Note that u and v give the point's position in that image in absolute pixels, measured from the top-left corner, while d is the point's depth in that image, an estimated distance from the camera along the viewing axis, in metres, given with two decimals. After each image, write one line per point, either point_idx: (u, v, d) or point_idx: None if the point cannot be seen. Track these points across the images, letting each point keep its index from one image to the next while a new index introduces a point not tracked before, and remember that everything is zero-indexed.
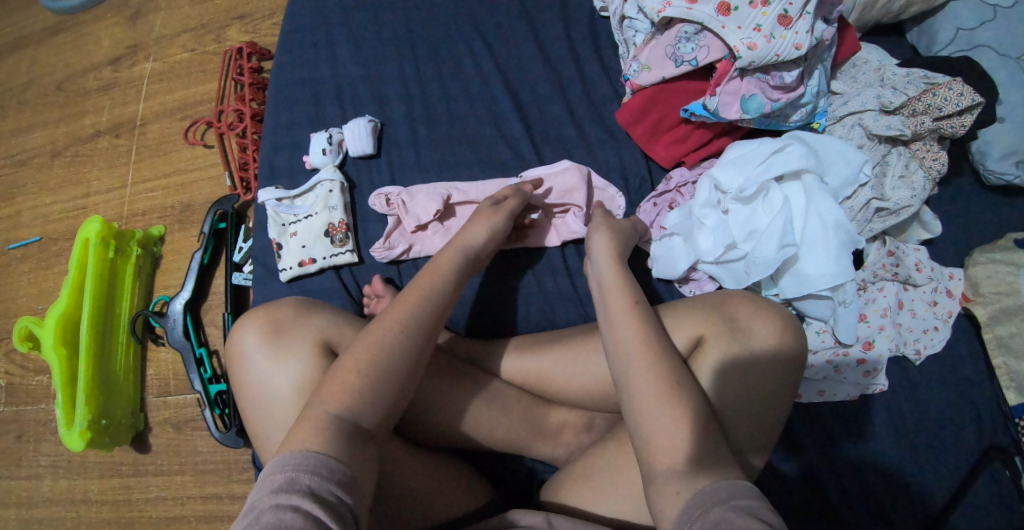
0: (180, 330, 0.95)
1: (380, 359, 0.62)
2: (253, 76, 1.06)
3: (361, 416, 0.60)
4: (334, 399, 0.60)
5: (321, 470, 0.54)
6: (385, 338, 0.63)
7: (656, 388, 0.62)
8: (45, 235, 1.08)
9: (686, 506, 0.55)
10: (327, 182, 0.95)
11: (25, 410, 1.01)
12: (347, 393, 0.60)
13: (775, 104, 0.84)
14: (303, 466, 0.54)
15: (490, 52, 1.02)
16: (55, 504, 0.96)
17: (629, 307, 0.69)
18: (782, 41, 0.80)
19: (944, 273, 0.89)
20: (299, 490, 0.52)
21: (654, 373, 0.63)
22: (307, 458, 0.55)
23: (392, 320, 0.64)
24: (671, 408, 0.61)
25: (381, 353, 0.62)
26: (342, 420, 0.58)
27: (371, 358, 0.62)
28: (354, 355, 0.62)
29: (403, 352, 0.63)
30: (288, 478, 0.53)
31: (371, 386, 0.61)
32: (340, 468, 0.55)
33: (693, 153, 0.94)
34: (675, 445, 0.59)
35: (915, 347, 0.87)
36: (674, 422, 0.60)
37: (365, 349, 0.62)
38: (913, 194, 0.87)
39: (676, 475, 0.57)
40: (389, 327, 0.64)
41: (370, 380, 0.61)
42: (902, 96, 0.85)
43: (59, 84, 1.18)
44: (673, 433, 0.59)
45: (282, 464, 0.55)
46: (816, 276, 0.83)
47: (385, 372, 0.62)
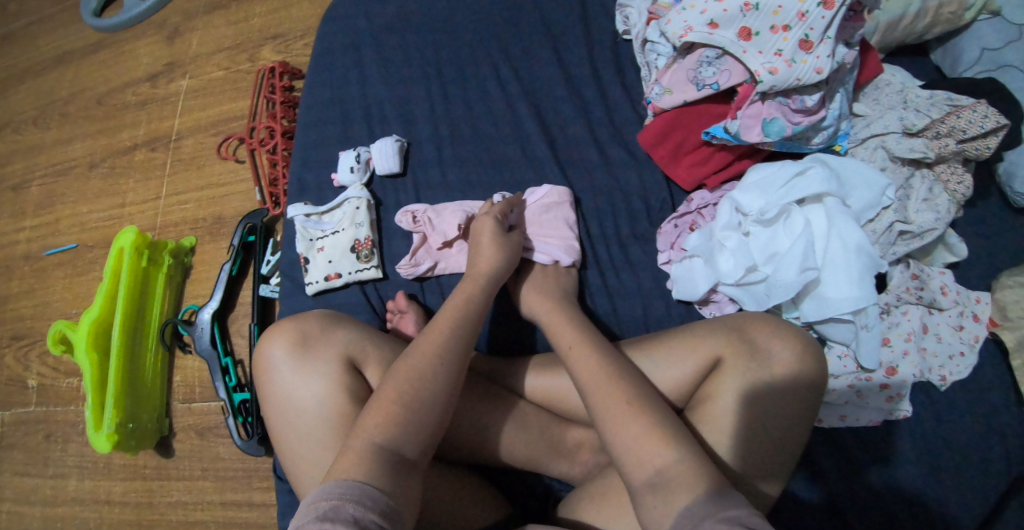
0: (208, 339, 0.98)
1: (418, 388, 0.68)
2: (284, 94, 1.10)
3: (403, 447, 0.65)
4: (375, 428, 0.65)
5: (365, 501, 0.59)
6: (420, 368, 0.69)
7: (621, 405, 0.66)
8: (82, 242, 1.12)
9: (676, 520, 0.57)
10: (354, 199, 0.97)
11: (55, 411, 1.03)
12: (391, 423, 0.66)
13: (796, 128, 0.85)
14: (347, 496, 0.59)
15: (513, 73, 1.04)
16: (79, 504, 0.98)
17: (569, 338, 0.75)
18: (802, 66, 0.81)
19: (970, 297, 0.88)
20: (344, 518, 0.56)
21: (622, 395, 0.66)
22: (351, 489, 0.59)
23: (427, 350, 0.71)
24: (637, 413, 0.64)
25: (417, 386, 0.68)
26: (387, 450, 0.64)
27: (409, 390, 0.67)
28: (393, 386, 0.68)
29: (433, 383, 0.69)
30: (332, 505, 0.57)
31: (406, 415, 0.66)
32: (384, 499, 0.60)
33: (714, 176, 0.95)
34: (632, 442, 0.63)
35: (940, 373, 0.86)
36: (632, 424, 0.64)
37: (400, 383, 0.68)
38: (938, 217, 0.86)
39: (649, 485, 0.60)
40: (420, 363, 0.70)
41: (405, 410, 0.66)
42: (925, 119, 0.85)
43: (101, 98, 1.23)
44: (636, 436, 0.63)
45: (327, 494, 0.59)
46: (838, 299, 0.83)
47: (422, 403, 0.67)
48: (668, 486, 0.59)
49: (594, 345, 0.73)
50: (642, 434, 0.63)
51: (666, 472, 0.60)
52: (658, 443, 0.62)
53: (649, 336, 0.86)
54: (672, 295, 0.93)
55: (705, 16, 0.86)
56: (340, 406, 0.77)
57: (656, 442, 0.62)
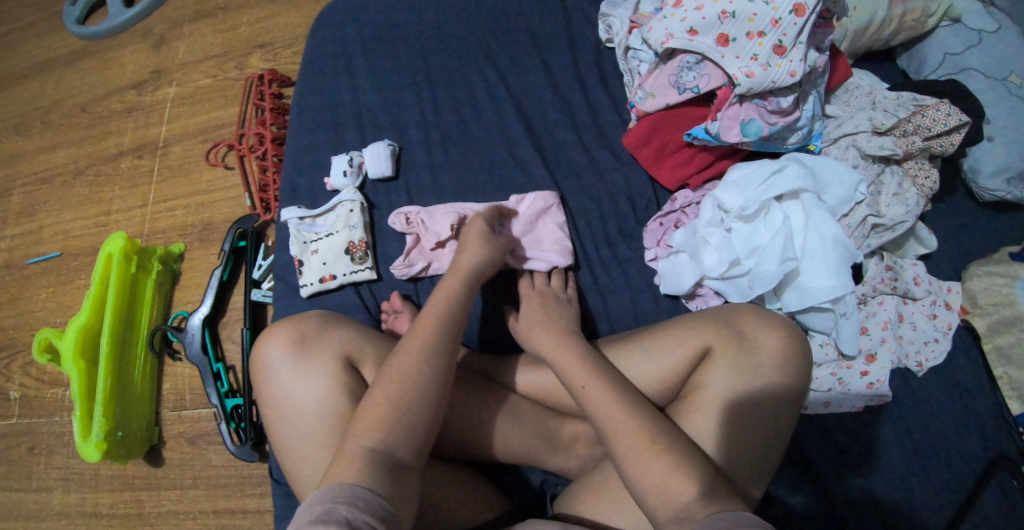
0: (199, 345, 0.97)
1: (406, 390, 0.68)
2: (273, 102, 1.10)
3: (395, 449, 0.66)
4: (366, 432, 0.66)
5: (358, 503, 0.59)
6: (406, 370, 0.69)
7: (617, 409, 0.69)
8: (66, 250, 1.10)
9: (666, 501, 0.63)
10: (348, 202, 0.99)
11: (38, 423, 1.01)
12: (381, 426, 0.66)
13: (773, 128, 0.90)
14: (340, 499, 0.59)
15: (502, 80, 1.07)
16: (65, 517, 0.96)
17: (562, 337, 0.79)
18: (777, 69, 0.86)
19: (941, 286, 0.94)
20: (337, 519, 0.57)
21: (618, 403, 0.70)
22: (345, 492, 0.60)
23: (414, 350, 0.71)
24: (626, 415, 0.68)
25: (405, 388, 0.68)
26: (378, 453, 0.65)
27: (399, 392, 0.68)
28: (383, 388, 0.69)
29: (422, 383, 0.69)
30: (325, 508, 0.58)
31: (396, 417, 0.67)
32: (378, 502, 0.61)
33: (696, 175, 0.99)
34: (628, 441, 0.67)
35: (917, 360, 0.91)
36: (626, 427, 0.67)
37: (392, 383, 0.69)
38: (907, 210, 0.91)
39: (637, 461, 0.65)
40: (407, 365, 0.70)
41: (395, 412, 0.67)
42: (892, 118, 0.91)
43: (84, 106, 1.22)
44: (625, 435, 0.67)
45: (322, 497, 0.60)
46: (817, 289, 0.87)
47: (411, 404, 0.68)
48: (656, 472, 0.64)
49: (575, 345, 0.78)
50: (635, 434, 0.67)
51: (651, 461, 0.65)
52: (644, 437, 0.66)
53: (642, 330, 0.89)
54: (660, 290, 0.96)
55: (685, 24, 0.90)
56: (339, 405, 0.77)
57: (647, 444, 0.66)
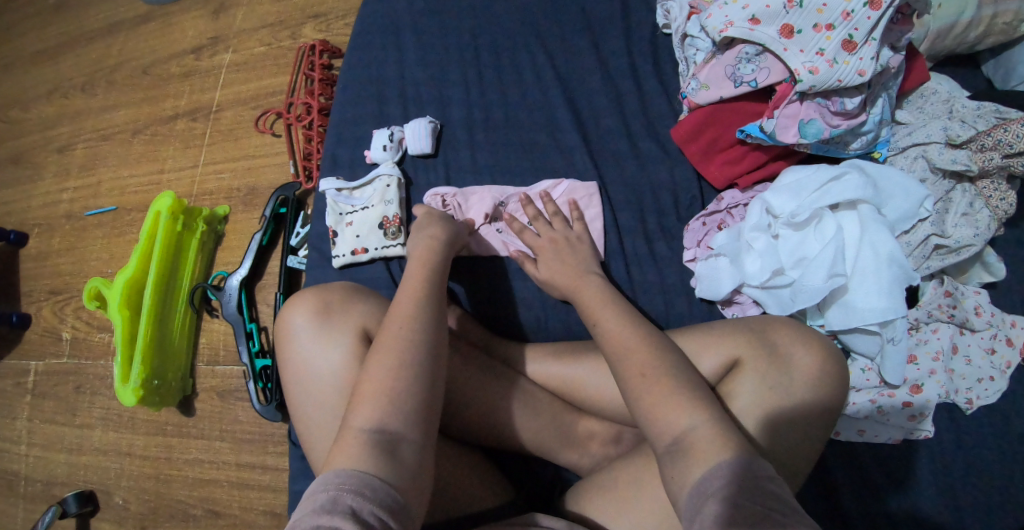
0: (235, 305, 1.00)
1: (399, 375, 0.66)
2: (323, 72, 1.13)
3: (392, 433, 0.64)
4: (363, 413, 0.65)
5: (363, 491, 0.58)
6: (398, 351, 0.68)
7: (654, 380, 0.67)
8: (121, 205, 1.16)
9: (691, 490, 0.60)
10: (385, 176, 0.99)
11: (86, 364, 1.07)
12: (379, 402, 0.65)
13: (834, 131, 0.83)
14: (345, 486, 0.58)
15: (550, 63, 1.04)
16: (102, 454, 1.02)
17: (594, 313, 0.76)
18: (845, 66, 0.79)
19: (1005, 320, 0.86)
20: (341, 509, 0.56)
21: (638, 373, 0.69)
22: (351, 480, 0.59)
23: (402, 337, 0.69)
24: (673, 406, 0.65)
25: (395, 368, 0.67)
26: (374, 431, 0.63)
27: (388, 370, 0.67)
28: (373, 368, 0.67)
29: (415, 362, 0.68)
30: (331, 497, 0.57)
31: (390, 392, 0.65)
32: (385, 490, 0.59)
33: (746, 176, 0.93)
34: (666, 425, 0.65)
35: (966, 396, 0.85)
36: (665, 410, 0.65)
37: (386, 367, 0.67)
38: (976, 232, 0.83)
39: (671, 453, 0.63)
40: (390, 347, 0.69)
41: (392, 390, 0.65)
42: (970, 130, 0.82)
43: (146, 69, 1.27)
44: (667, 420, 0.65)
45: (328, 484, 0.59)
46: (865, 309, 0.81)
47: (404, 379, 0.66)
48: (689, 461, 0.61)
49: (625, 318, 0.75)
50: (677, 418, 0.64)
51: (686, 451, 0.62)
52: (685, 424, 0.64)
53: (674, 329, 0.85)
54: (695, 293, 0.92)
55: (747, 12, 0.84)
56: (355, 377, 0.78)
57: (681, 431, 0.64)
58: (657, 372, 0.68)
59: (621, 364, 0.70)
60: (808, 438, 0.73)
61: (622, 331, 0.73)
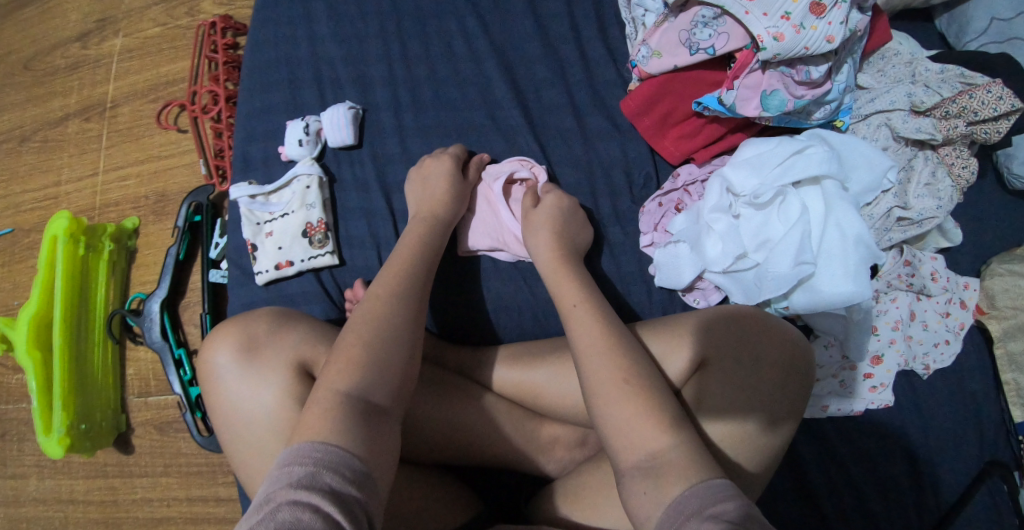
0: (158, 331, 0.92)
1: (380, 331, 0.62)
2: (227, 54, 0.99)
3: (370, 393, 0.58)
4: (340, 376, 0.59)
5: (340, 463, 0.52)
6: (385, 307, 0.65)
7: (622, 390, 0.61)
8: (18, 226, 1.03)
9: (662, 514, 0.54)
10: (304, 176, 0.89)
11: (7, 409, 0.99)
12: (354, 367, 0.59)
13: (799, 102, 0.75)
14: (324, 462, 0.51)
15: (482, 29, 0.93)
16: (41, 503, 0.96)
17: (578, 302, 0.70)
18: (812, 32, 0.70)
19: (958, 283, 0.84)
20: (321, 486, 0.49)
21: (619, 377, 0.62)
22: (328, 453, 0.52)
23: (381, 296, 0.66)
24: (652, 424, 0.58)
25: (378, 328, 0.63)
26: (353, 397, 0.57)
27: (369, 333, 0.62)
28: (364, 325, 0.63)
29: (396, 324, 0.64)
30: (309, 472, 0.50)
31: (375, 360, 0.60)
32: (357, 460, 0.53)
33: (704, 149, 0.86)
34: (638, 444, 0.58)
35: (923, 362, 0.83)
36: (640, 430, 0.58)
37: (366, 326, 0.63)
38: (938, 204, 0.80)
39: (641, 470, 0.57)
40: (373, 308, 0.65)
41: (372, 354, 0.61)
42: (935, 96, 0.77)
43: (26, 63, 1.10)
44: (642, 437, 0.58)
45: (303, 457, 0.52)
46: (831, 293, 0.76)
47: (394, 339, 0.63)
48: (662, 483, 0.55)
49: (596, 306, 0.69)
50: (650, 438, 0.58)
51: (661, 471, 0.56)
52: (662, 443, 0.57)
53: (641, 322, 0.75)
54: (654, 281, 0.86)
55: None
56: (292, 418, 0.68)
57: (656, 452, 0.57)
58: (638, 383, 0.61)
59: (594, 371, 0.63)
60: (786, 416, 0.66)
61: (597, 333, 0.66)
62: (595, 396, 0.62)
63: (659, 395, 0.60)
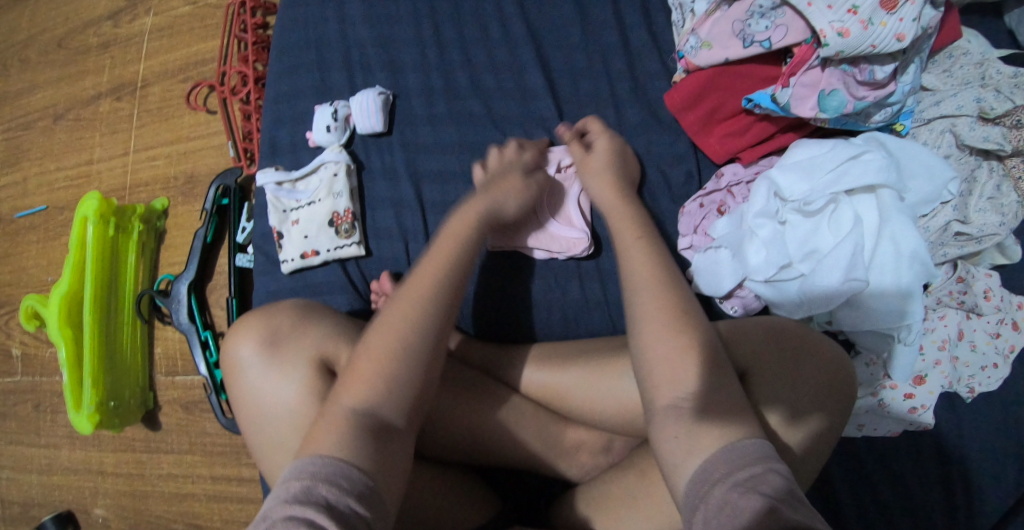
0: (186, 313, 0.92)
1: (403, 345, 0.59)
2: (256, 33, 0.97)
3: (383, 411, 0.57)
4: (353, 391, 0.57)
5: (339, 481, 0.51)
6: (420, 304, 0.62)
7: (667, 325, 0.58)
8: (51, 204, 1.04)
9: (696, 471, 0.51)
10: (331, 163, 0.86)
11: (41, 382, 1.01)
12: (372, 383, 0.57)
13: (859, 104, 0.69)
14: (320, 475, 0.51)
15: (520, 12, 0.88)
16: (73, 473, 0.98)
17: (642, 237, 0.67)
18: (881, 29, 0.63)
19: (1012, 302, 0.77)
20: (315, 501, 0.49)
21: (669, 313, 0.59)
22: (326, 467, 0.52)
23: (421, 284, 0.63)
24: (687, 368, 0.55)
25: (403, 338, 0.59)
26: (364, 416, 0.56)
27: (395, 336, 0.59)
28: (380, 338, 0.59)
29: (424, 326, 0.60)
30: (304, 486, 0.50)
31: (389, 377, 0.58)
32: (360, 477, 0.52)
33: (751, 149, 0.80)
34: (680, 380, 0.55)
35: (968, 384, 0.77)
36: (678, 366, 0.55)
37: (392, 328, 0.60)
38: (1002, 220, 0.73)
39: (669, 414, 0.55)
40: (409, 302, 0.62)
41: (392, 370, 0.58)
42: (1006, 102, 0.71)
43: (60, 40, 1.10)
44: (674, 378, 0.55)
45: (300, 471, 0.52)
46: (880, 312, 0.71)
47: (406, 353, 0.59)
48: (694, 440, 0.52)
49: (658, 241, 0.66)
50: (686, 381, 0.55)
51: (703, 415, 0.53)
52: (689, 388, 0.55)
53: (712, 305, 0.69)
54: (692, 287, 0.81)
55: None
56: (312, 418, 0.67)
57: (697, 394, 0.54)
58: (693, 323, 0.58)
59: (644, 303, 0.60)
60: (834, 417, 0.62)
61: (649, 268, 0.63)
62: (643, 332, 0.59)
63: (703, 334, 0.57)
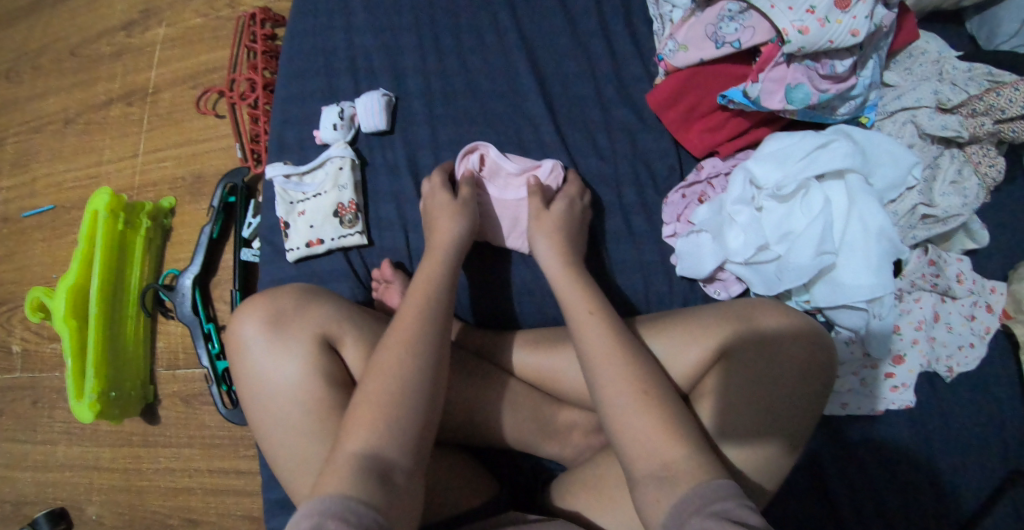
0: (190, 305, 0.95)
1: (400, 383, 0.62)
2: (265, 44, 1.03)
3: (384, 451, 0.59)
4: (357, 436, 0.60)
5: (348, 516, 0.53)
6: (404, 352, 0.65)
7: (632, 390, 0.62)
8: (59, 203, 1.08)
9: (667, 519, 0.55)
10: (337, 158, 0.91)
11: (41, 377, 1.02)
12: (373, 424, 0.60)
13: (823, 95, 0.77)
14: (330, 512, 0.54)
15: (514, 22, 0.96)
16: (68, 469, 0.98)
17: (593, 311, 0.69)
18: (837, 26, 0.72)
19: (984, 286, 0.84)
20: None
21: (636, 387, 0.62)
22: (336, 505, 0.54)
23: (403, 329, 0.67)
24: (666, 437, 0.59)
25: (399, 384, 0.62)
26: (366, 457, 0.59)
27: (389, 381, 0.63)
28: (375, 385, 0.62)
29: (416, 365, 0.64)
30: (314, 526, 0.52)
31: (388, 417, 0.61)
32: (370, 514, 0.55)
33: (728, 143, 0.87)
34: (648, 452, 0.58)
35: (947, 364, 0.83)
36: (653, 436, 0.59)
37: (387, 373, 0.63)
38: (964, 202, 0.81)
39: (654, 479, 0.57)
40: (397, 346, 0.65)
41: (390, 411, 0.61)
42: (962, 94, 0.80)
43: (73, 50, 1.15)
44: (651, 442, 0.59)
45: (311, 510, 0.54)
46: (854, 286, 0.77)
47: (411, 391, 0.63)
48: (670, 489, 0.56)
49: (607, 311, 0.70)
50: (662, 448, 0.58)
51: (673, 481, 0.56)
52: (673, 453, 0.58)
53: (645, 321, 0.75)
54: (676, 271, 0.87)
55: None
56: (315, 392, 0.71)
57: (668, 461, 0.57)
58: (658, 398, 0.61)
59: (607, 382, 0.63)
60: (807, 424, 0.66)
61: (609, 339, 0.66)
62: (611, 407, 0.62)
63: (665, 395, 0.61)
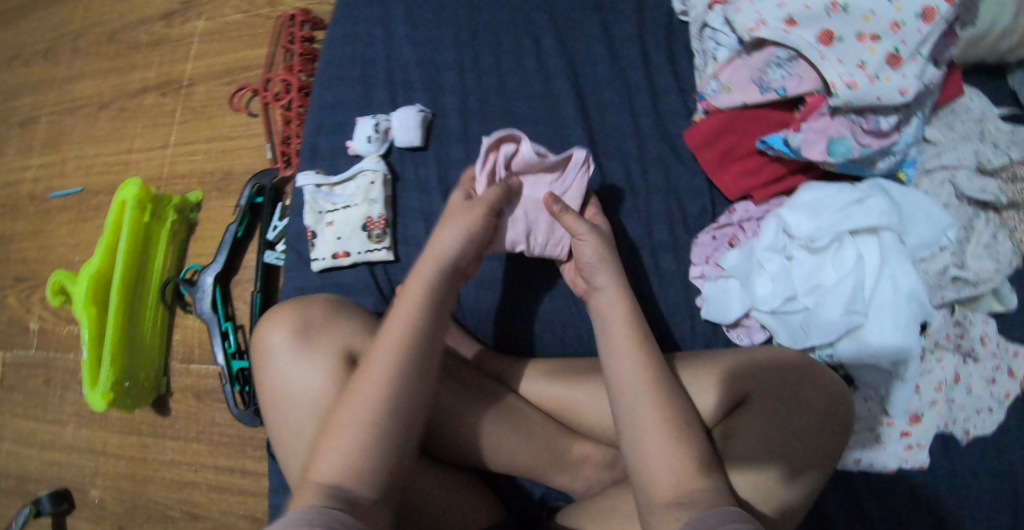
0: (209, 302, 0.94)
1: (379, 405, 0.58)
2: (303, 46, 1.02)
3: (354, 483, 0.56)
4: (324, 464, 0.57)
5: None
6: (386, 366, 0.60)
7: (663, 427, 0.60)
8: (87, 187, 1.08)
9: None
10: (369, 171, 0.90)
11: (55, 358, 1.03)
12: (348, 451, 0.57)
13: (864, 150, 0.75)
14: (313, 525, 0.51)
15: (555, 47, 0.95)
16: (75, 452, 0.99)
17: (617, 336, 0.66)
18: (886, 84, 0.70)
19: (1007, 349, 0.81)
20: None
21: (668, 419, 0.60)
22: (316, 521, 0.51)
23: (394, 338, 0.61)
24: (689, 473, 0.57)
25: (372, 408, 0.58)
26: (333, 489, 0.55)
27: (374, 396, 0.58)
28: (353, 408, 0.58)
29: (400, 384, 0.59)
30: None
31: (362, 445, 0.57)
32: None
33: (763, 188, 0.85)
34: (674, 480, 0.57)
35: (964, 426, 0.80)
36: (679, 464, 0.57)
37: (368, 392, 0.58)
38: (997, 267, 0.78)
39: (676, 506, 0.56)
40: (379, 363, 0.60)
41: (366, 439, 0.57)
42: (1002, 156, 0.80)
43: (112, 35, 1.16)
44: (676, 474, 0.57)
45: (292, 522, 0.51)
46: (879, 347, 0.75)
47: (386, 420, 0.58)
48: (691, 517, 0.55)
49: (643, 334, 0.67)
50: (686, 475, 0.57)
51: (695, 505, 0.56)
52: (699, 482, 0.57)
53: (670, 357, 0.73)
54: (700, 314, 0.85)
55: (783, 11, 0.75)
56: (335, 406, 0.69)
57: (694, 489, 0.57)
58: (686, 431, 0.60)
59: (632, 414, 0.61)
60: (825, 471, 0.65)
61: (640, 372, 0.63)
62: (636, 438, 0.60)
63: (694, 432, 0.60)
